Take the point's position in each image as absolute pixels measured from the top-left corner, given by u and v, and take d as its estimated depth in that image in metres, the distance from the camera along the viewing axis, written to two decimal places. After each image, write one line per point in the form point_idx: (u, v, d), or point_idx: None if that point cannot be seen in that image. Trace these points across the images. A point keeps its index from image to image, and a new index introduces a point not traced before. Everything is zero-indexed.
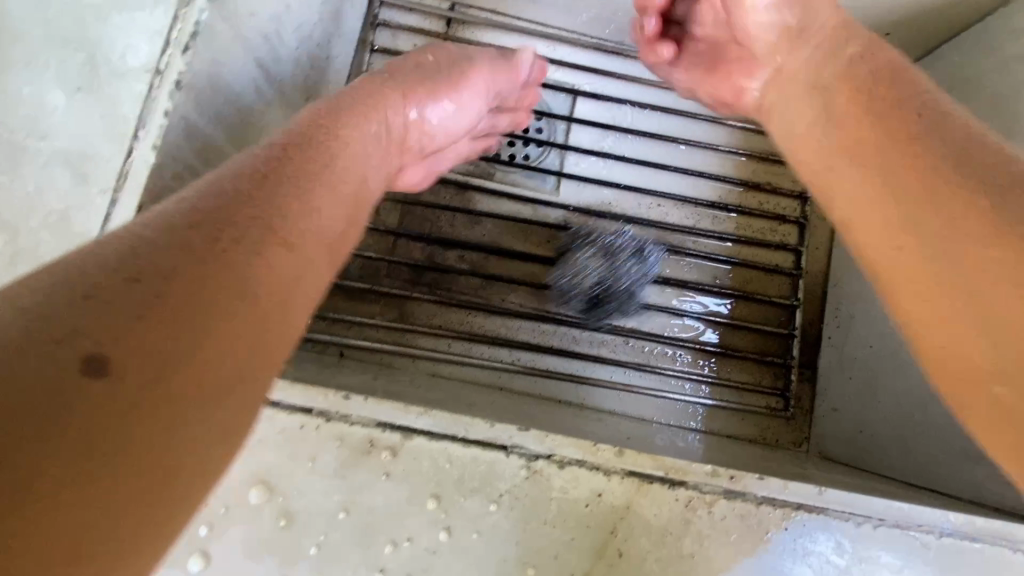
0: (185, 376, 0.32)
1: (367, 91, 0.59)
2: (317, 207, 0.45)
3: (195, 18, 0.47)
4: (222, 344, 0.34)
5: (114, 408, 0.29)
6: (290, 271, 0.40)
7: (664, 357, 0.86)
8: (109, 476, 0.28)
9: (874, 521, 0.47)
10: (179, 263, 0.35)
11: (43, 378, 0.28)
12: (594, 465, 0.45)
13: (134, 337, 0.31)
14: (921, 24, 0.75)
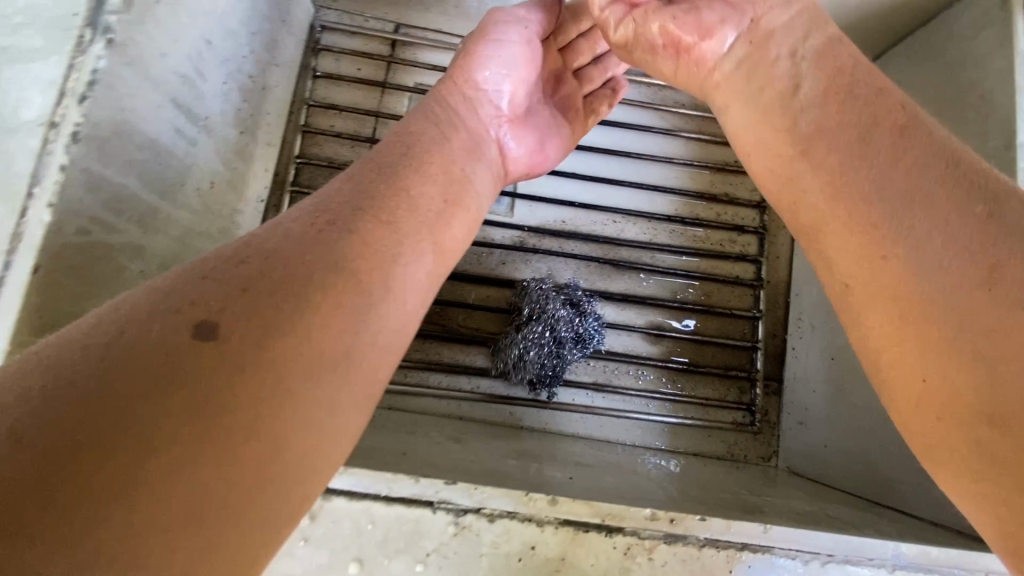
0: (293, 345, 0.33)
1: (436, 135, 0.55)
2: (411, 189, 0.46)
3: (92, 66, 0.45)
4: (327, 312, 0.35)
5: (226, 367, 0.31)
6: (380, 241, 0.41)
7: (627, 376, 0.83)
8: (216, 441, 0.29)
9: (822, 556, 0.46)
10: (283, 248, 0.37)
11: (165, 347, 0.31)
12: (527, 516, 0.43)
13: (242, 309, 0.33)
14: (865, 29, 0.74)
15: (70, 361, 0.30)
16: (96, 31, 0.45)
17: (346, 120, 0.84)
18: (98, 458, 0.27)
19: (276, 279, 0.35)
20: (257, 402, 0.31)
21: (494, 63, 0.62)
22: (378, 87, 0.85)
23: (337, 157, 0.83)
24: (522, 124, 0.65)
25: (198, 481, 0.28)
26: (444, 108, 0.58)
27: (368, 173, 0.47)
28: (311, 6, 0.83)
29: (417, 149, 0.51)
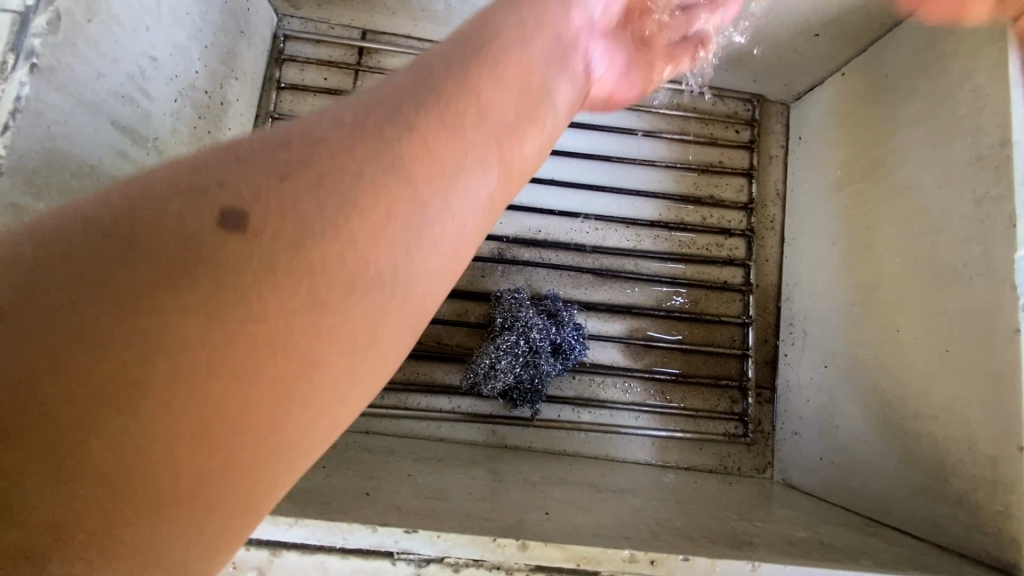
0: (316, 276, 0.24)
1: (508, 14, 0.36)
2: (480, 90, 0.31)
3: (15, 94, 0.42)
4: (371, 239, 0.26)
5: (240, 279, 0.23)
6: (453, 140, 0.29)
7: (614, 389, 0.80)
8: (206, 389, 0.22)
9: None
10: (327, 131, 0.27)
11: (166, 236, 0.23)
12: (495, 563, 0.40)
13: (272, 201, 0.24)
14: (849, 22, 0.71)
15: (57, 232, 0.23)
16: (19, 56, 0.42)
17: None
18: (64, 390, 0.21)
19: (303, 180, 0.25)
20: (280, 327, 0.23)
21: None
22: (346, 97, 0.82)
23: None
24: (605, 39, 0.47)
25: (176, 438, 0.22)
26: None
27: (427, 67, 0.31)
28: (272, 15, 0.80)
29: (488, 40, 0.34)
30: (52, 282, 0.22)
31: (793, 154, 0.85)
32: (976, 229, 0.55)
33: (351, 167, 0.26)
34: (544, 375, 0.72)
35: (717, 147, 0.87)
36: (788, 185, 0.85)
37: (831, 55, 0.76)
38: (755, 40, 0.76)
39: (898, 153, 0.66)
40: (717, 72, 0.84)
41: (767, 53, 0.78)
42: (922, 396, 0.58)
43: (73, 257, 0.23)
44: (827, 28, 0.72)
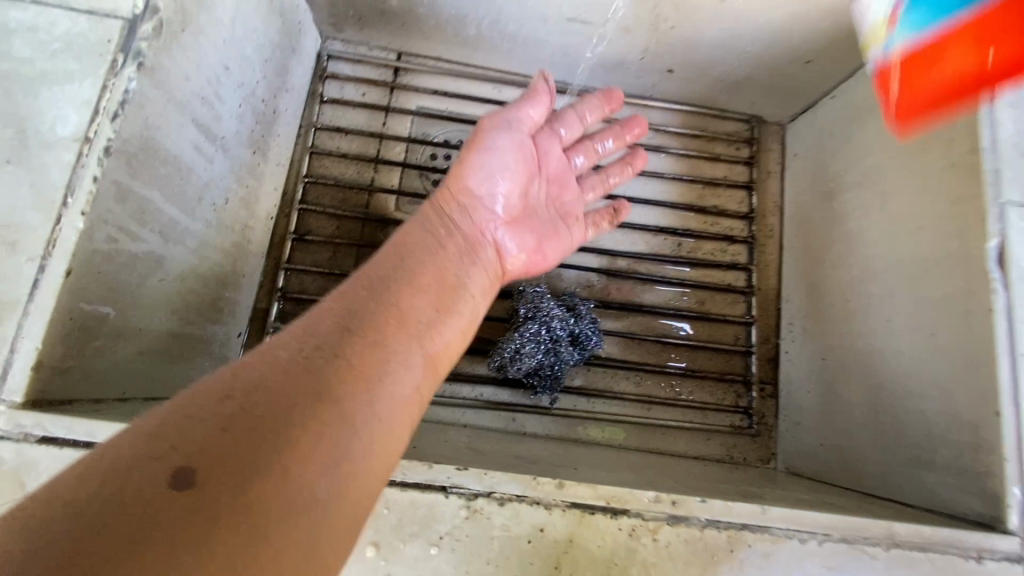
0: (343, 358, 0.38)
1: (414, 237, 0.54)
2: (401, 296, 0.46)
3: (124, 87, 0.48)
4: (388, 336, 0.42)
5: (258, 439, 0.32)
6: (397, 323, 0.43)
7: (626, 382, 0.86)
8: (279, 438, 0.33)
9: (821, 536, 0.48)
10: (317, 332, 0.40)
11: (212, 423, 0.32)
12: (535, 499, 0.45)
13: (282, 387, 0.35)
14: (837, 49, 0.80)
15: (137, 440, 0.31)
16: (127, 55, 0.49)
17: (352, 142, 0.88)
18: (173, 457, 0.30)
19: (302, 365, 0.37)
20: (285, 468, 0.32)
21: (487, 167, 0.62)
22: (382, 111, 0.90)
23: (343, 177, 0.87)
24: (518, 226, 0.65)
25: (258, 471, 0.31)
26: (438, 214, 0.58)
27: (360, 288, 0.45)
28: (319, 37, 0.88)
29: (401, 263, 0.49)
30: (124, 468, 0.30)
31: (789, 169, 0.93)
32: (953, 227, 0.61)
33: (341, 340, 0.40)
34: (561, 364, 0.78)
35: (720, 162, 0.95)
36: (785, 197, 0.93)
37: (822, 79, 0.85)
38: (753, 65, 0.85)
39: (882, 163, 0.73)
40: (719, 95, 0.92)
41: (764, 77, 0.87)
42: (911, 377, 0.64)
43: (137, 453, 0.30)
44: (817, 55, 0.81)
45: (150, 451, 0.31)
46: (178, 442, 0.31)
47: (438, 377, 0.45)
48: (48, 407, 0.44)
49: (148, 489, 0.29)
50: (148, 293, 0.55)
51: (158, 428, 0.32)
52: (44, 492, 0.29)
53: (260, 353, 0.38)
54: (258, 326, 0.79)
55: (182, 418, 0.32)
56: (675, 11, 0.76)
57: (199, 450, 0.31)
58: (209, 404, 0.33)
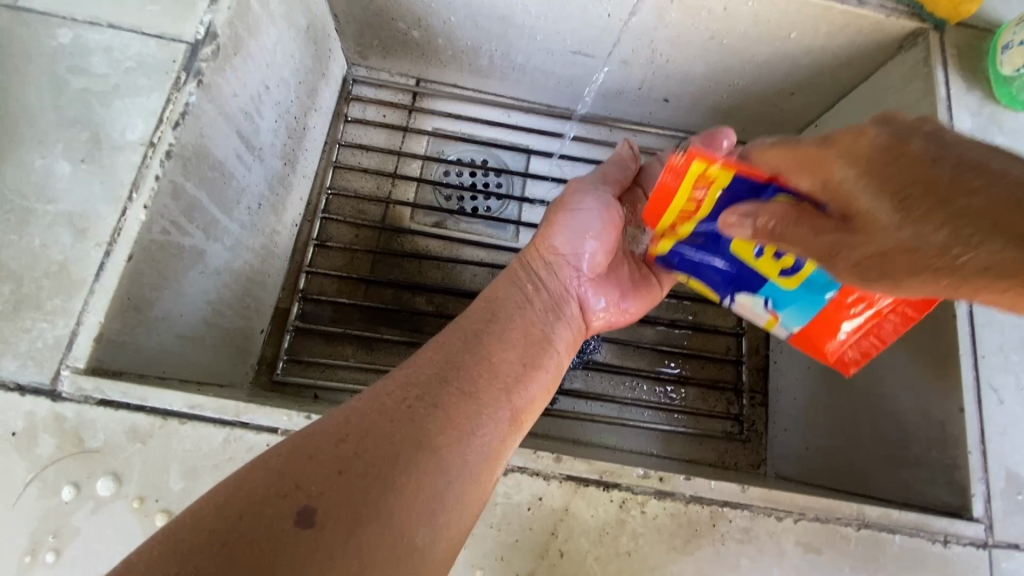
0: (443, 409, 0.44)
1: (502, 298, 0.59)
2: (493, 354, 0.51)
3: (185, 101, 0.56)
4: (483, 394, 0.47)
5: (371, 484, 0.38)
6: (486, 375, 0.49)
7: (623, 387, 0.90)
8: (388, 483, 0.38)
9: (795, 515, 0.52)
10: (415, 384, 0.45)
11: (328, 466, 0.37)
12: (535, 470, 0.50)
13: (384, 434, 0.40)
14: (817, 84, 0.88)
15: (262, 476, 0.36)
16: (189, 74, 0.57)
17: (372, 159, 0.96)
18: (299, 495, 0.35)
19: (408, 416, 0.42)
20: (390, 511, 0.37)
21: (575, 228, 0.63)
22: (400, 131, 0.97)
23: (363, 190, 0.94)
24: (603, 283, 0.66)
25: (371, 513, 0.36)
26: (526, 273, 0.62)
27: (457, 347, 0.50)
28: (345, 63, 0.97)
29: (490, 323, 0.55)
30: (252, 504, 0.34)
31: None
32: None
33: (443, 396, 0.45)
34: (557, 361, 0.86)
35: None
36: None
37: (806, 110, 0.93)
38: (741, 95, 0.92)
39: None
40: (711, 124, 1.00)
41: (751, 108, 0.95)
42: (888, 380, 0.69)
43: (261, 490, 0.35)
44: (799, 88, 0.89)
45: (274, 488, 0.36)
46: (302, 481, 0.36)
47: (522, 430, 0.50)
48: (104, 373, 0.50)
49: (278, 525, 0.34)
50: (192, 284, 0.62)
51: (282, 466, 0.37)
52: (185, 519, 0.34)
53: (367, 398, 0.43)
54: (279, 324, 0.84)
55: (303, 459, 0.38)
56: (669, 46, 0.84)
57: (320, 490, 0.36)
58: (326, 447, 0.39)
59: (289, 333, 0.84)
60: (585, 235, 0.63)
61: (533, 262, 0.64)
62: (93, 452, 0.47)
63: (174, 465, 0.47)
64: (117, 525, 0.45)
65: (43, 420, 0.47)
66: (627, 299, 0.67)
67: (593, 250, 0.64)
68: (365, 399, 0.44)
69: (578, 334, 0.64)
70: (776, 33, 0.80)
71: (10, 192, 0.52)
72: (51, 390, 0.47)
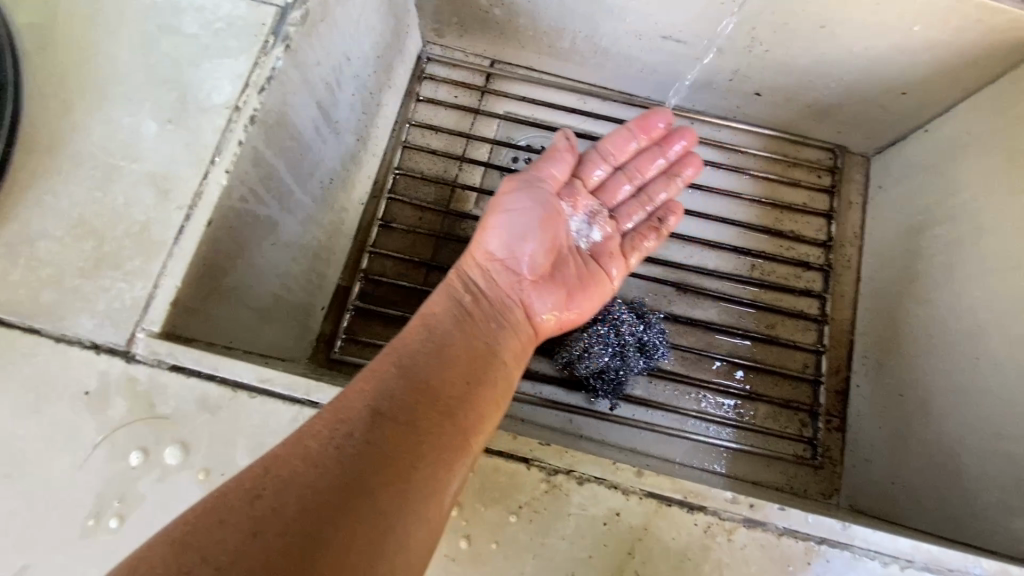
0: (371, 446, 0.38)
1: (433, 310, 0.53)
2: (426, 373, 0.45)
3: (272, 65, 0.54)
4: (413, 422, 0.41)
5: (291, 545, 0.32)
6: (422, 399, 0.43)
7: (687, 398, 0.85)
8: (312, 542, 0.33)
9: (902, 561, 0.46)
10: (338, 422, 0.39)
11: (238, 532, 0.32)
12: (614, 483, 0.46)
13: (309, 488, 0.35)
14: (936, 83, 0.79)
15: (161, 554, 0.31)
16: (277, 38, 0.55)
17: (441, 140, 0.92)
18: (203, 570, 0.30)
19: (336, 459, 0.37)
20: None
21: (505, 230, 0.59)
22: (472, 113, 0.94)
23: (429, 172, 0.91)
24: (551, 285, 0.60)
25: None
26: (461, 282, 0.57)
27: (379, 366, 0.45)
28: (420, 41, 0.94)
29: (418, 337, 0.49)
30: None
31: (873, 202, 0.92)
32: None
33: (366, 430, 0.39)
34: (620, 356, 0.78)
35: (801, 189, 0.94)
36: (867, 229, 0.91)
37: (916, 112, 0.84)
38: (843, 91, 0.85)
39: (981, 199, 0.73)
40: (804, 121, 0.92)
41: (854, 105, 0.87)
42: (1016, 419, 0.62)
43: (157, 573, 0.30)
44: (914, 87, 0.81)
45: (174, 565, 0.31)
46: (207, 552, 0.31)
47: (472, 457, 0.44)
48: (178, 338, 0.48)
49: None
50: (264, 254, 0.61)
51: (191, 535, 0.32)
52: None
53: (288, 443, 0.38)
54: (338, 301, 0.83)
55: (213, 524, 0.33)
56: (771, 34, 0.78)
57: (229, 561, 0.31)
58: (240, 506, 0.34)
59: (349, 312, 0.83)
60: (516, 236, 0.59)
61: (469, 272, 0.58)
62: (162, 419, 0.45)
63: (241, 439, 0.45)
64: (183, 495, 0.44)
65: (117, 380, 0.46)
66: (577, 297, 0.62)
67: (533, 250, 0.60)
68: (284, 446, 0.38)
69: (526, 343, 0.57)
70: (896, 24, 0.73)
71: (98, 148, 0.51)
72: (126, 351, 0.46)
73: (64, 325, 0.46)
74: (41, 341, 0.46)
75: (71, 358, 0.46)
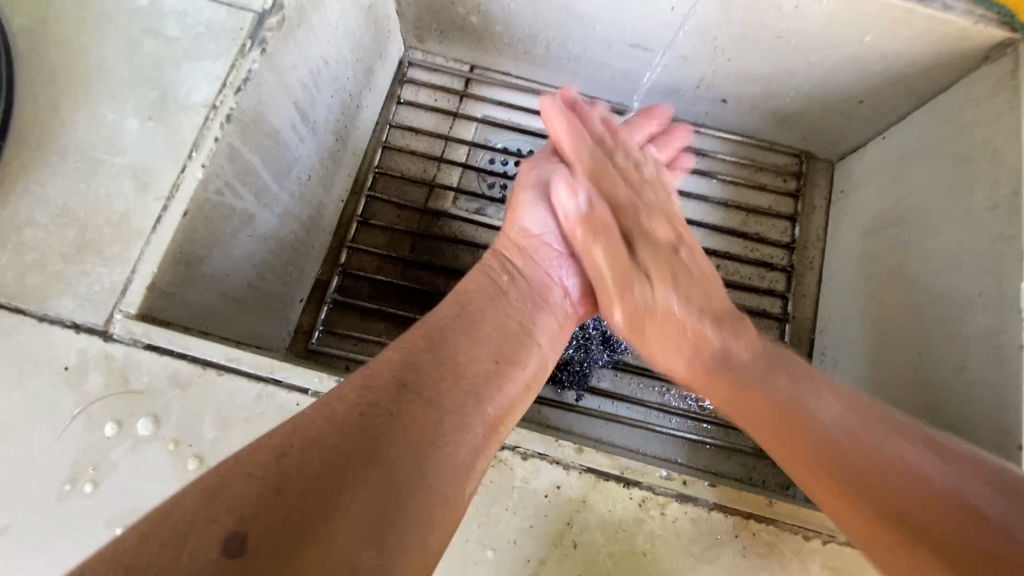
0: (398, 414, 0.42)
1: (471, 291, 0.57)
2: (465, 349, 0.50)
3: (248, 68, 0.58)
4: (444, 394, 0.45)
5: (309, 501, 0.35)
6: (449, 373, 0.47)
7: (652, 391, 0.88)
8: (331, 500, 0.36)
9: (826, 536, 0.49)
10: (368, 390, 0.44)
11: (262, 486, 0.36)
12: (555, 458, 0.49)
13: (329, 448, 0.38)
14: (890, 92, 0.83)
15: (190, 505, 0.35)
16: (254, 42, 0.59)
17: (420, 141, 0.96)
18: (228, 518, 0.33)
19: (361, 423, 0.41)
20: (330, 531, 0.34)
21: (537, 211, 0.64)
22: (450, 116, 0.97)
23: (408, 171, 0.95)
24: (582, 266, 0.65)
25: (308, 536, 0.34)
26: (498, 264, 0.61)
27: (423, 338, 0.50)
28: (402, 46, 0.98)
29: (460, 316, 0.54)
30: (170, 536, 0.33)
31: (835, 206, 0.95)
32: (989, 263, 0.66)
33: (398, 399, 0.43)
34: (584, 349, 0.84)
35: (767, 193, 0.97)
36: (828, 233, 0.95)
37: (873, 120, 0.88)
38: (804, 99, 0.89)
39: (928, 203, 0.77)
40: (769, 127, 0.96)
41: (815, 112, 0.91)
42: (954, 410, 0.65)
43: (183, 522, 0.33)
44: (869, 96, 0.85)
45: (202, 512, 0.34)
46: (233, 503, 0.34)
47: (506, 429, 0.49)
48: (153, 320, 0.52)
49: (203, 555, 0.32)
50: (240, 245, 0.64)
51: (217, 487, 0.36)
52: (101, 559, 0.32)
53: (317, 407, 0.42)
54: (317, 294, 0.87)
55: (240, 476, 0.36)
56: (732, 43, 0.82)
57: (253, 511, 0.34)
58: (267, 463, 0.37)
59: (327, 305, 0.86)
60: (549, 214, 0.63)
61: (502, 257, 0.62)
62: (136, 394, 0.49)
63: (209, 414, 0.49)
64: (153, 464, 0.47)
65: (95, 358, 0.49)
66: None
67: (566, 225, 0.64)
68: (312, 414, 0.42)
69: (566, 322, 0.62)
70: (848, 35, 0.77)
71: (83, 142, 0.55)
72: (103, 331, 0.50)
73: (46, 306, 0.50)
74: (24, 321, 0.49)
75: (52, 337, 0.49)
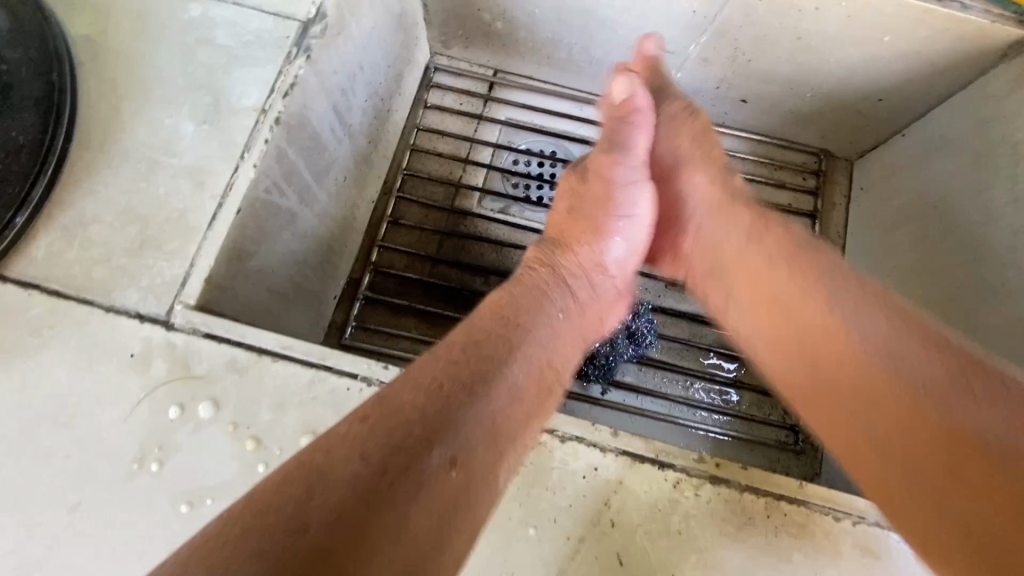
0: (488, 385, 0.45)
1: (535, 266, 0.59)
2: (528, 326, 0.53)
3: (295, 74, 0.62)
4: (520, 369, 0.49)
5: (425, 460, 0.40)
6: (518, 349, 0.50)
7: (675, 384, 0.90)
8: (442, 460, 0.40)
9: (856, 518, 0.51)
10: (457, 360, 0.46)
11: (387, 444, 0.39)
12: (592, 441, 0.51)
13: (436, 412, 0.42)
14: (909, 91, 0.85)
15: (328, 459, 0.38)
16: (300, 50, 0.63)
17: (446, 144, 0.99)
18: (363, 473, 0.37)
19: (459, 392, 0.44)
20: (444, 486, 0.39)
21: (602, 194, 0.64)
22: (475, 119, 1.00)
23: (435, 173, 0.98)
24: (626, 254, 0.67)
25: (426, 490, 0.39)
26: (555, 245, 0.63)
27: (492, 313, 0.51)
28: (428, 52, 1.01)
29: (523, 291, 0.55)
30: (315, 488, 0.37)
31: (855, 203, 0.96)
32: None
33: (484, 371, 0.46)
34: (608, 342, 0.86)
35: (787, 191, 0.99)
36: (848, 229, 0.96)
37: (892, 117, 0.90)
38: (823, 98, 0.90)
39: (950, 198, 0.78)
40: (789, 126, 0.98)
41: (834, 111, 0.92)
42: None
43: (325, 474, 0.37)
44: (888, 94, 0.86)
45: (340, 468, 0.38)
46: (361, 458, 0.38)
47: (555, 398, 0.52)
48: (209, 311, 0.55)
49: (345, 505, 0.36)
50: (284, 242, 0.67)
51: (343, 446, 0.39)
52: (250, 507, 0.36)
53: (415, 371, 0.45)
54: (349, 291, 0.90)
55: (361, 436, 0.40)
56: (752, 45, 0.84)
57: (379, 466, 0.38)
58: (385, 424, 0.40)
59: (359, 301, 0.89)
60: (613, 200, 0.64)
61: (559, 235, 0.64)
62: (196, 379, 0.52)
63: (264, 398, 0.52)
64: (214, 444, 0.50)
65: (158, 345, 0.52)
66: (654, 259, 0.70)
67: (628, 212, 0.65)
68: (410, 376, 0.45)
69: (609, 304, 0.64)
70: (867, 35, 0.78)
71: (143, 145, 0.58)
72: (165, 320, 0.53)
73: (112, 297, 0.53)
74: (92, 311, 0.53)
75: (118, 326, 0.53)
